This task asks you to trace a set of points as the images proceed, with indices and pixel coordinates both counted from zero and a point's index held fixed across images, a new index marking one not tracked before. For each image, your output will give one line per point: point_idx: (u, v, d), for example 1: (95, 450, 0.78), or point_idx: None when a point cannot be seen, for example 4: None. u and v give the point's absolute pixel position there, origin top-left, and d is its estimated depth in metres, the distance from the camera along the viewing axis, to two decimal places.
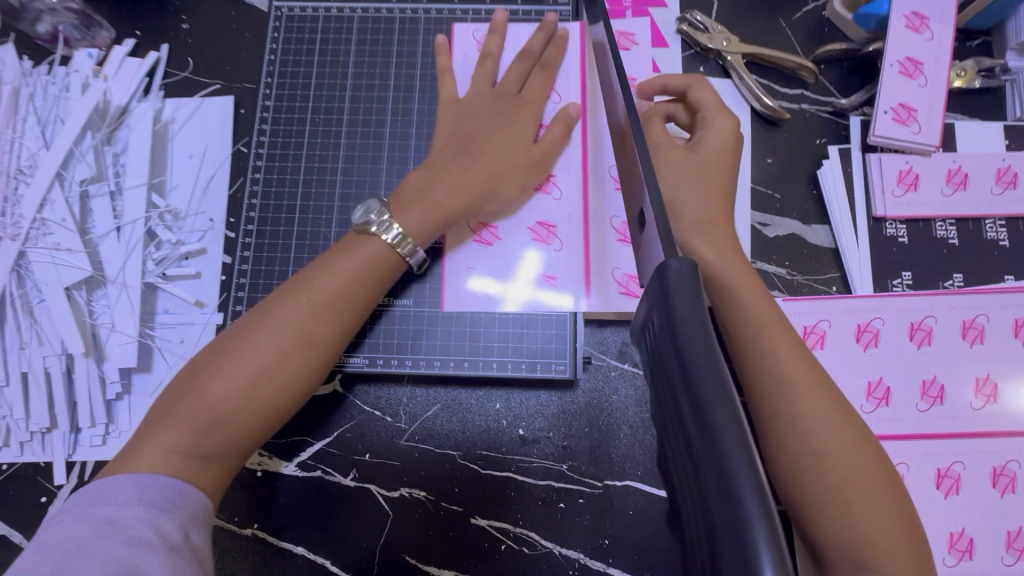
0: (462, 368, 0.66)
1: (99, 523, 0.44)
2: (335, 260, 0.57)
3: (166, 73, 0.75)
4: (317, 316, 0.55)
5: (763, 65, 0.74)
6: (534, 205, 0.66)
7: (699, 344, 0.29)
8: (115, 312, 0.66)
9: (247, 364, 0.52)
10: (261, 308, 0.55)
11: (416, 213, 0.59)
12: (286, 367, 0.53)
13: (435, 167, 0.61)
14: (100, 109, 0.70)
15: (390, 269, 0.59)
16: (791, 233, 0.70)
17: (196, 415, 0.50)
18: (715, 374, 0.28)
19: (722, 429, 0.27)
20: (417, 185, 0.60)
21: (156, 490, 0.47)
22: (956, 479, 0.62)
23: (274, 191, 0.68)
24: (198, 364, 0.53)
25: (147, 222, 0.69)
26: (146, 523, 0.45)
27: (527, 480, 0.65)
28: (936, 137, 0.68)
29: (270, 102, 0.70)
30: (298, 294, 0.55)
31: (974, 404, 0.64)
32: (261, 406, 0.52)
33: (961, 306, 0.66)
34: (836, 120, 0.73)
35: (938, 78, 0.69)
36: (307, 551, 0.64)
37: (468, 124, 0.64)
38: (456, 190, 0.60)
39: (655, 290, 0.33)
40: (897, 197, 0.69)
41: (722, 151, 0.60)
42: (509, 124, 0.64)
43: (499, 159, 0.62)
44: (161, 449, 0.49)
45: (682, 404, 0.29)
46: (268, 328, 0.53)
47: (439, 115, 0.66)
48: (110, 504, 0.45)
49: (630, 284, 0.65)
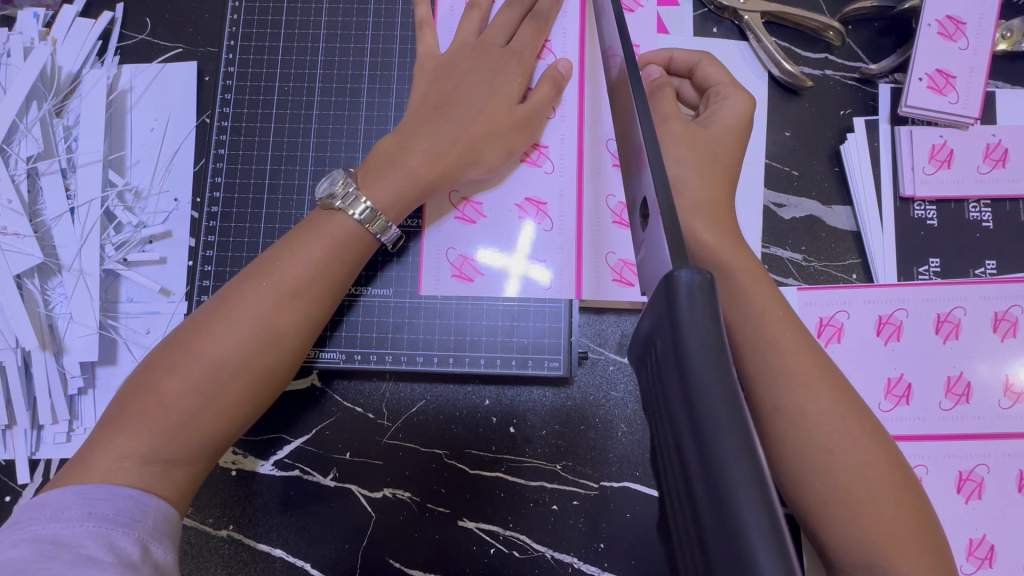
0: (447, 364, 0.61)
1: (43, 543, 0.40)
2: (302, 244, 0.51)
3: (122, 35, 0.67)
4: (282, 306, 0.49)
5: (783, 25, 0.67)
6: (524, 179, 0.59)
7: (711, 379, 0.24)
8: (72, 302, 0.61)
9: (206, 363, 0.47)
10: (220, 298, 0.50)
11: (386, 182, 0.53)
12: (251, 366, 0.48)
13: (408, 132, 0.55)
14: (47, 76, 0.63)
15: (363, 253, 0.53)
16: (810, 216, 0.64)
17: (150, 419, 0.46)
18: (730, 417, 0.23)
19: (734, 487, 0.22)
20: (386, 153, 0.54)
21: (108, 503, 0.43)
22: (978, 483, 0.58)
23: (240, 168, 0.62)
24: (152, 362, 0.48)
25: (104, 203, 0.63)
26: (97, 540, 0.41)
27: (518, 480, 0.61)
28: (975, 109, 0.61)
29: (234, 69, 0.63)
30: (261, 282, 0.50)
31: (1002, 403, 0.59)
32: (224, 409, 0.48)
33: (993, 296, 0.60)
34: (862, 89, 0.65)
35: (981, 40, 0.61)
36: (285, 553, 0.60)
37: (447, 84, 0.57)
38: (431, 158, 0.54)
39: (659, 300, 0.28)
40: (928, 174, 0.62)
41: (737, 124, 0.54)
42: (495, 84, 0.56)
43: (485, 124, 0.55)
44: (114, 456, 0.45)
45: (686, 444, 0.24)
46: (229, 322, 0.48)
47: (415, 76, 0.59)
48: (54, 521, 0.41)
49: (626, 272, 0.60)
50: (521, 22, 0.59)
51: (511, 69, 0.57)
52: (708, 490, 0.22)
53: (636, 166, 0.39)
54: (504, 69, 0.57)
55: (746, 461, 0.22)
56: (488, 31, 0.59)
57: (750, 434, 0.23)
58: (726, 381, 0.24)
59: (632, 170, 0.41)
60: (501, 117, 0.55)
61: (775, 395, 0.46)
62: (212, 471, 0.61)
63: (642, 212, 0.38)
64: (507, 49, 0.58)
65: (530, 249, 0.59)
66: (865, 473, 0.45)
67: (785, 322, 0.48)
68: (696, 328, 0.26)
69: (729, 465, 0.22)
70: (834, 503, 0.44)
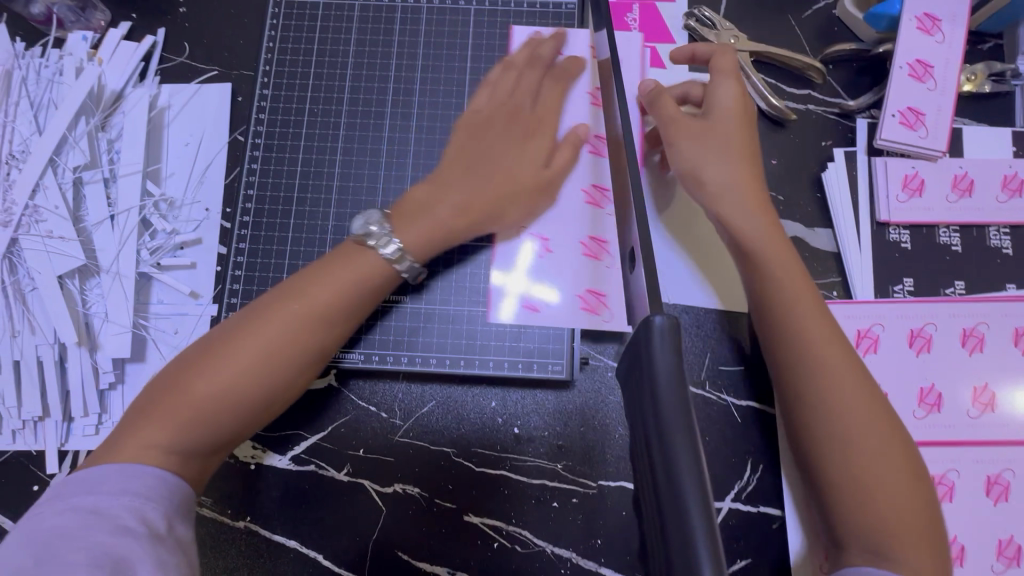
0: (458, 366, 0.65)
1: (85, 514, 0.44)
2: (329, 270, 0.56)
3: (163, 57, 0.73)
4: (308, 326, 0.54)
5: (771, 64, 0.73)
6: (541, 211, 0.64)
7: (676, 410, 0.31)
8: (108, 301, 0.65)
9: (237, 368, 0.51)
10: (251, 311, 0.54)
11: (416, 227, 0.58)
12: (270, 375, 0.52)
13: (440, 183, 0.61)
14: (95, 94, 0.69)
15: (385, 285, 0.58)
16: (793, 236, 0.69)
17: (178, 414, 0.50)
18: (687, 441, 0.30)
19: (683, 488, 0.29)
20: (419, 200, 0.60)
21: (141, 481, 0.47)
22: (950, 487, 0.62)
23: (271, 182, 0.67)
24: (183, 362, 0.52)
25: (141, 211, 0.68)
26: (131, 512, 0.45)
27: (522, 479, 0.65)
28: (942, 143, 0.67)
29: (268, 91, 0.69)
30: (291, 301, 0.54)
31: (970, 412, 0.64)
32: (242, 411, 0.52)
33: (961, 314, 0.65)
34: (842, 122, 0.72)
35: (948, 81, 0.67)
36: (299, 544, 0.64)
37: (473, 141, 0.63)
38: (457, 208, 0.60)
39: (637, 336, 0.35)
40: (902, 202, 0.68)
41: (740, 109, 0.61)
42: (521, 140, 0.63)
43: (510, 173, 0.61)
44: (139, 445, 0.48)
45: (654, 456, 0.31)
46: (255, 334, 0.52)
47: (456, 129, 0.65)
48: (93, 493, 0.45)
49: (594, 301, 0.61)
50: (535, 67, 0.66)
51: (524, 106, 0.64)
52: (668, 491, 0.30)
53: (626, 206, 0.45)
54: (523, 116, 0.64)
55: (692, 469, 0.30)
56: (496, 85, 0.66)
57: (698, 447, 0.30)
58: (685, 407, 0.31)
59: (621, 195, 0.48)
60: (518, 164, 0.62)
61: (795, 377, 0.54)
62: (231, 464, 0.65)
63: (629, 260, 0.44)
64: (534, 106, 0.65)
65: (532, 269, 0.64)
66: (871, 454, 0.51)
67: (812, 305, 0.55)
68: (665, 357, 0.33)
69: (682, 474, 0.30)
70: (838, 482, 0.51)
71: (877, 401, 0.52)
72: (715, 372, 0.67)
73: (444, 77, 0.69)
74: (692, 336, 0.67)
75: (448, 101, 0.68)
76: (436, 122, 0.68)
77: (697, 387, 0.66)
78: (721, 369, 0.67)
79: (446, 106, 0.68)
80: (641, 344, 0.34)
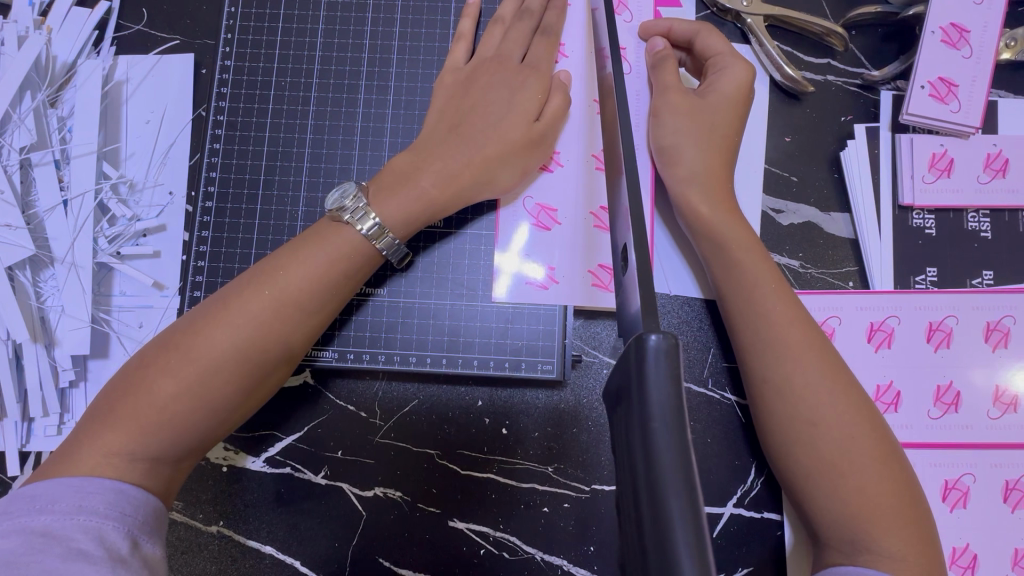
0: (440, 365, 0.60)
1: (34, 535, 0.39)
2: (302, 252, 0.51)
3: (118, 26, 0.67)
4: (281, 316, 0.49)
5: (786, 29, 0.66)
6: (537, 186, 0.61)
7: (670, 447, 0.27)
8: (65, 294, 0.61)
9: (201, 364, 0.46)
10: (219, 299, 0.49)
11: (397, 199, 0.53)
12: (243, 370, 0.48)
13: (424, 151, 0.55)
14: (42, 66, 0.63)
15: (365, 266, 0.53)
16: (807, 222, 0.63)
17: (140, 417, 0.45)
18: (683, 487, 0.26)
19: (677, 546, 0.25)
20: (401, 170, 0.54)
21: (99, 497, 0.42)
22: (964, 492, 0.58)
23: (235, 163, 0.61)
24: (145, 360, 0.47)
25: (98, 195, 0.62)
26: (88, 534, 0.40)
27: (510, 482, 0.61)
28: (976, 119, 0.61)
29: (231, 62, 0.63)
30: (259, 287, 0.49)
31: (992, 413, 0.59)
32: (214, 410, 0.47)
33: (986, 306, 0.60)
34: (864, 95, 0.65)
35: (985, 49, 0.61)
36: (275, 550, 0.60)
37: (465, 101, 0.57)
38: (444, 178, 0.54)
39: (628, 355, 0.30)
40: (927, 183, 0.62)
41: (737, 93, 0.57)
42: (514, 99, 0.57)
43: (501, 134, 0.55)
44: (102, 454, 0.44)
45: (643, 502, 0.27)
46: (223, 325, 0.47)
47: (437, 87, 0.59)
48: (46, 513, 0.41)
49: (605, 276, 0.59)
50: (527, 28, 0.60)
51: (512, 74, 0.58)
52: (656, 550, 0.25)
53: (620, 190, 0.40)
54: (516, 84, 0.57)
55: (689, 524, 0.25)
56: (481, 48, 0.60)
57: (696, 497, 0.26)
58: (682, 444, 0.27)
59: (616, 184, 0.43)
60: (511, 123, 0.56)
61: (765, 369, 0.50)
62: (202, 467, 0.61)
63: (621, 258, 0.39)
64: (528, 65, 0.58)
65: (525, 250, 0.60)
66: (851, 446, 0.47)
67: (776, 293, 0.51)
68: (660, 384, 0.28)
69: (675, 528, 0.25)
70: (820, 477, 0.47)
71: (850, 390, 0.49)
72: (717, 369, 0.62)
73: (424, 46, 0.63)
74: (694, 330, 0.62)
75: (428, 73, 0.62)
76: (415, 96, 0.62)
77: (699, 386, 0.61)
78: (725, 366, 0.62)
79: (425, 79, 0.62)
80: (632, 366, 0.30)
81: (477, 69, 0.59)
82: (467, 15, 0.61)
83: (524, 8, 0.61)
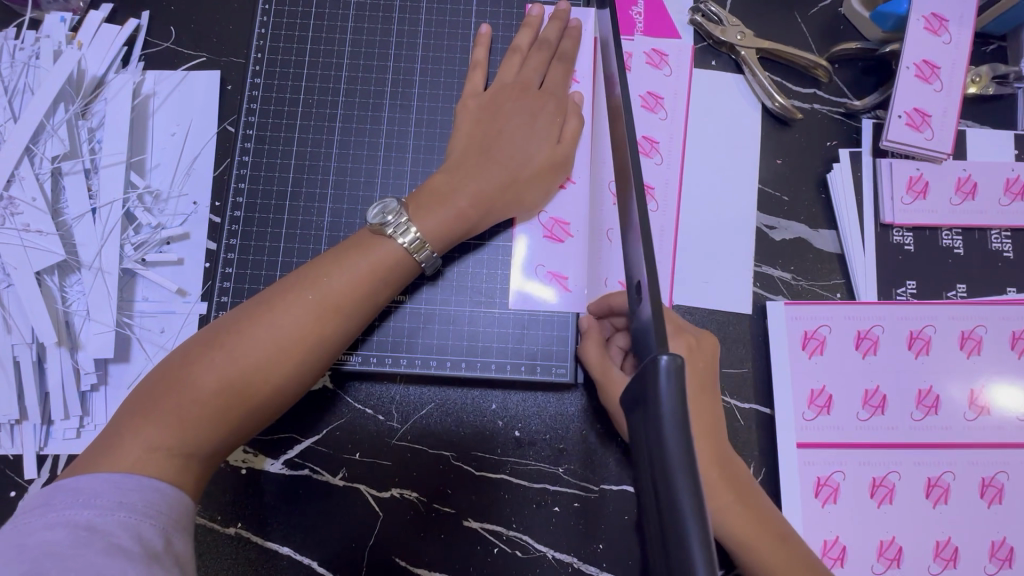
0: (459, 368, 0.63)
1: (77, 529, 0.40)
2: (346, 260, 0.54)
3: (146, 43, 0.70)
4: (322, 318, 0.52)
5: (776, 61, 0.72)
6: (554, 200, 0.65)
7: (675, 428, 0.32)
8: (90, 298, 0.62)
9: (244, 361, 0.49)
10: (263, 300, 0.52)
11: (437, 215, 0.57)
12: (284, 370, 0.50)
13: (458, 171, 0.59)
14: (74, 80, 0.65)
15: (401, 277, 0.56)
16: (798, 237, 0.69)
17: (184, 410, 0.47)
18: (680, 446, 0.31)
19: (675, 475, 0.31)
20: (439, 188, 0.58)
21: (137, 494, 0.43)
22: (945, 489, 0.62)
23: (263, 175, 0.64)
24: (187, 356, 0.49)
25: (125, 204, 0.65)
26: (127, 529, 0.41)
27: (522, 483, 0.63)
28: (948, 145, 0.67)
29: (260, 80, 0.66)
30: (304, 291, 0.52)
31: (968, 415, 0.64)
32: (252, 408, 0.49)
33: (961, 317, 0.65)
34: (847, 122, 0.71)
35: (954, 84, 0.67)
36: (292, 551, 0.62)
37: (490, 124, 0.61)
38: (477, 195, 0.58)
39: (644, 371, 0.34)
40: (906, 204, 0.68)
41: None
42: (534, 121, 0.61)
43: (522, 154, 0.60)
44: (143, 447, 0.46)
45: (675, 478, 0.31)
46: (270, 326, 0.50)
47: (459, 107, 0.63)
48: (87, 507, 0.41)
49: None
50: (543, 54, 0.64)
51: (533, 96, 0.62)
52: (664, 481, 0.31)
53: (625, 190, 0.44)
54: (535, 110, 0.62)
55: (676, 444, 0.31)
56: (500, 73, 0.64)
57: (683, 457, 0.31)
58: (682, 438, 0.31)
59: (623, 201, 0.45)
60: (534, 145, 0.60)
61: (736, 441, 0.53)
62: (221, 469, 0.63)
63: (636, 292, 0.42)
64: (544, 89, 0.63)
65: (539, 259, 0.64)
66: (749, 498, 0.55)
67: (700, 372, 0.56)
68: (671, 402, 0.32)
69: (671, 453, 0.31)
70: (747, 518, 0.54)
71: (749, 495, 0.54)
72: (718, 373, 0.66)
73: (444, 69, 0.67)
74: None
75: (448, 94, 0.66)
76: (436, 115, 0.65)
77: None
78: (725, 372, 0.66)
79: (446, 99, 0.66)
80: (648, 382, 0.33)
81: (498, 93, 0.63)
82: (479, 43, 0.66)
83: (538, 37, 0.66)
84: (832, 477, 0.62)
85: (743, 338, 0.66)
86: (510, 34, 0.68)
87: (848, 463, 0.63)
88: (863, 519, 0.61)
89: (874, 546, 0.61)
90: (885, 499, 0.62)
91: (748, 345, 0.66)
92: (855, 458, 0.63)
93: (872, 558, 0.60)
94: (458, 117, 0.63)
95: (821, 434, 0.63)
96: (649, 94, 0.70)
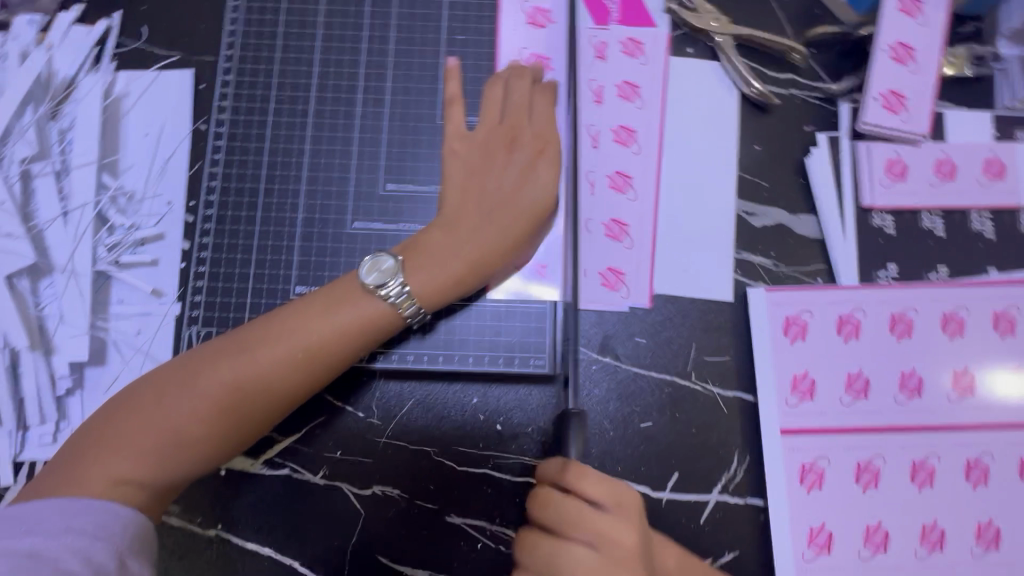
0: (436, 362, 0.64)
1: (18, 558, 0.39)
2: (334, 312, 0.52)
3: (117, 43, 0.69)
4: (303, 368, 0.51)
5: (752, 47, 0.72)
6: None
7: None
8: (62, 301, 0.62)
9: (220, 404, 0.48)
10: (245, 341, 0.51)
11: (433, 279, 0.55)
12: (259, 415, 0.50)
13: (453, 230, 0.56)
14: (43, 82, 0.65)
15: (386, 332, 0.55)
16: (778, 224, 0.68)
17: (157, 447, 0.47)
18: None
19: None
20: (434, 247, 0.56)
21: (87, 518, 0.42)
22: (930, 472, 0.62)
23: (236, 172, 0.63)
24: (164, 389, 0.49)
25: (97, 206, 0.64)
26: (75, 555, 0.40)
27: (504, 477, 0.63)
28: (924, 126, 0.66)
29: (231, 77, 0.65)
30: (289, 342, 0.51)
31: (952, 397, 0.63)
32: (225, 448, 0.50)
33: (942, 299, 0.65)
34: (825, 106, 0.71)
35: (929, 65, 0.67)
36: (274, 552, 0.61)
37: (486, 176, 0.58)
38: (472, 258, 0.56)
39: None
40: (885, 187, 0.67)
41: None
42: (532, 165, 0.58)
43: (520, 211, 0.57)
44: (112, 479, 0.45)
45: None
46: (251, 372, 0.50)
47: (448, 153, 0.61)
48: (29, 536, 0.40)
49: (612, 277, 0.66)
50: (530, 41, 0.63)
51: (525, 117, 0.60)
52: None
53: None
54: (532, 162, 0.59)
55: None
56: (488, 114, 0.61)
57: None
58: None
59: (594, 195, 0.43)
60: (533, 198, 0.57)
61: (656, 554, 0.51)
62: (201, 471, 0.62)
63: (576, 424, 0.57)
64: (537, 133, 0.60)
65: None
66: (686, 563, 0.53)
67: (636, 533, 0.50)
68: None
69: None
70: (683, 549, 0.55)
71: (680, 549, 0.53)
72: (701, 361, 0.65)
73: (417, 61, 0.66)
74: (677, 326, 0.66)
75: (422, 87, 0.66)
76: (410, 108, 0.65)
77: (683, 378, 0.65)
78: (707, 360, 0.65)
79: (419, 93, 0.65)
80: None
81: (491, 136, 0.60)
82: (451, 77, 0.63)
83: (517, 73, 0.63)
84: (816, 464, 0.62)
85: (724, 325, 0.66)
86: (482, 25, 0.67)
87: (833, 449, 0.62)
88: (848, 505, 0.61)
89: (861, 531, 0.60)
90: (870, 484, 0.61)
91: (731, 333, 0.66)
92: (840, 443, 0.62)
93: (859, 543, 0.60)
94: (447, 163, 0.60)
95: (805, 420, 0.63)
96: (625, 84, 0.70)
